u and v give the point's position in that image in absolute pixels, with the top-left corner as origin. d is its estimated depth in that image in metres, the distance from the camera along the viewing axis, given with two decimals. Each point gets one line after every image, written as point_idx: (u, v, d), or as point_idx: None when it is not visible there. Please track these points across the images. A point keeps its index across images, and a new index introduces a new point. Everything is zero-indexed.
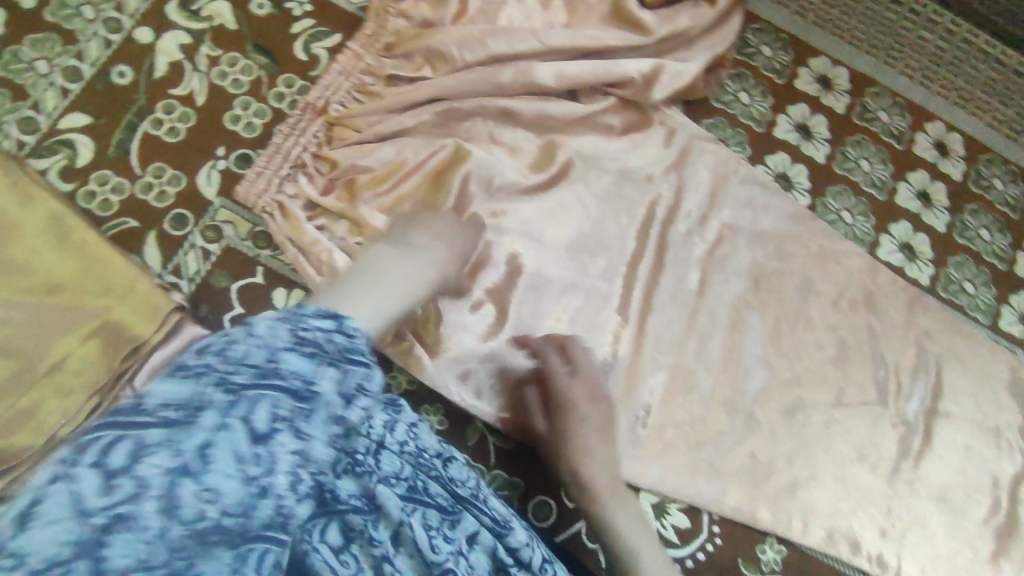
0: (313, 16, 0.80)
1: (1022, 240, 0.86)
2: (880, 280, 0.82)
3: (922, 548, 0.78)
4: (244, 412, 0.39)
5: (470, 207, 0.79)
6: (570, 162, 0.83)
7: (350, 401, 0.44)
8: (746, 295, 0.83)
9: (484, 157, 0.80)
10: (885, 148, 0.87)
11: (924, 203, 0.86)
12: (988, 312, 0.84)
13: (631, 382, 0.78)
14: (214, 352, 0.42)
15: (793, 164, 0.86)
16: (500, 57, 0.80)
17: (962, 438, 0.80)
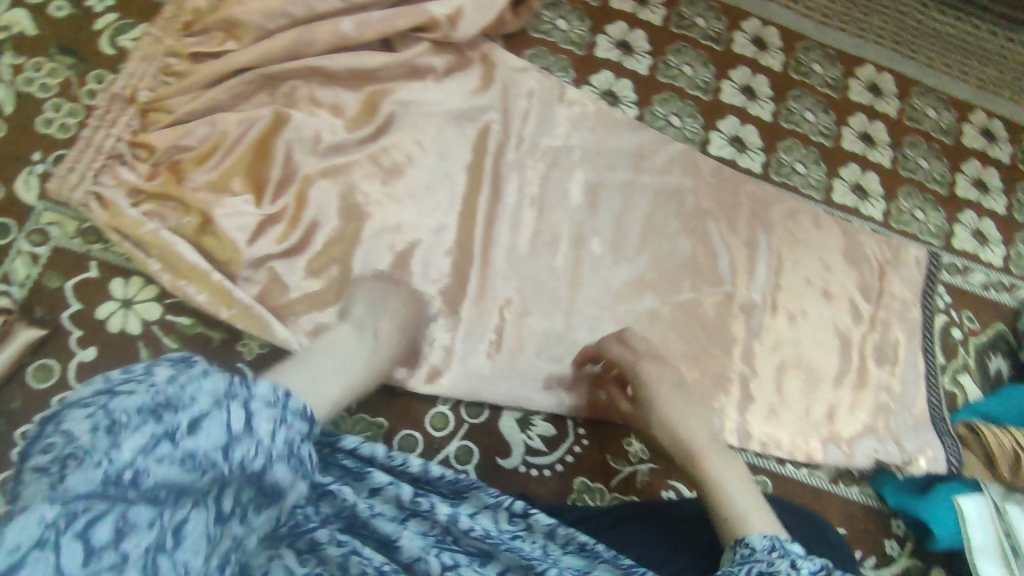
0: (115, 11, 0.82)
1: (842, 117, 0.94)
2: (706, 175, 0.88)
3: (788, 420, 0.81)
4: (217, 496, 0.38)
5: (297, 170, 0.79)
6: (394, 112, 0.83)
7: (263, 474, 0.40)
8: (584, 211, 0.85)
9: (304, 118, 0.80)
10: (705, 52, 0.94)
11: (749, 97, 0.93)
12: (820, 188, 0.90)
13: (481, 312, 0.79)
14: (196, 417, 0.38)
15: (618, 80, 0.90)
16: (305, 18, 0.79)
17: (801, 311, 0.85)
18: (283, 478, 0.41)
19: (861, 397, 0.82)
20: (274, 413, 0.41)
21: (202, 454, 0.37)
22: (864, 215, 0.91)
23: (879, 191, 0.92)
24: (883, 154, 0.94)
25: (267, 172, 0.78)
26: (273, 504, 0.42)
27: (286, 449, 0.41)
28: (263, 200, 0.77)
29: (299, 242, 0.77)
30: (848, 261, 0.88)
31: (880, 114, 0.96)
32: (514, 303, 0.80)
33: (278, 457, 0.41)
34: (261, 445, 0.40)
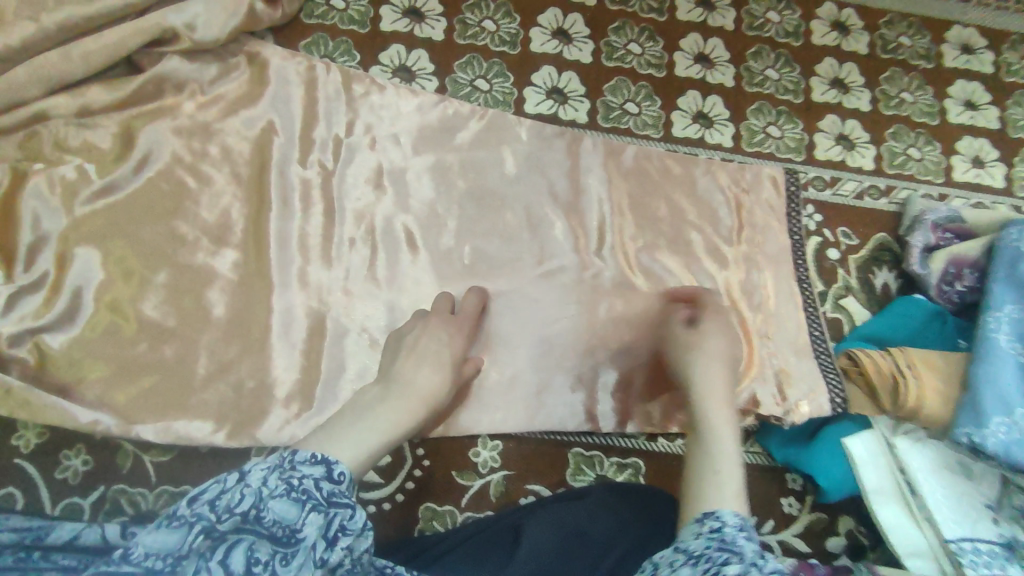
0: None
1: (673, 41, 0.84)
2: (523, 137, 0.78)
3: (657, 390, 0.71)
4: (221, 557, 0.41)
5: (48, 230, 0.69)
6: (154, 144, 0.72)
7: (261, 515, 0.43)
8: (391, 204, 0.75)
9: (46, 170, 0.70)
10: (507, 1, 0.84)
11: (563, 40, 0.83)
12: (656, 125, 0.81)
13: (290, 344, 0.70)
14: (204, 500, 0.42)
15: (411, 52, 0.81)
16: (14, 56, 0.68)
17: (655, 266, 0.75)
18: (285, 514, 0.43)
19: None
20: (274, 466, 0.45)
21: (187, 511, 0.41)
22: (710, 144, 0.81)
23: (724, 115, 0.83)
24: (723, 73, 0.84)
25: (9, 240, 0.68)
26: (296, 551, 0.42)
27: (283, 488, 0.44)
28: (13, 273, 0.67)
29: (63, 312, 0.67)
30: (699, 198, 0.78)
31: (715, 30, 0.86)
32: (327, 325, 0.71)
33: (274, 492, 0.43)
34: (244, 490, 0.43)
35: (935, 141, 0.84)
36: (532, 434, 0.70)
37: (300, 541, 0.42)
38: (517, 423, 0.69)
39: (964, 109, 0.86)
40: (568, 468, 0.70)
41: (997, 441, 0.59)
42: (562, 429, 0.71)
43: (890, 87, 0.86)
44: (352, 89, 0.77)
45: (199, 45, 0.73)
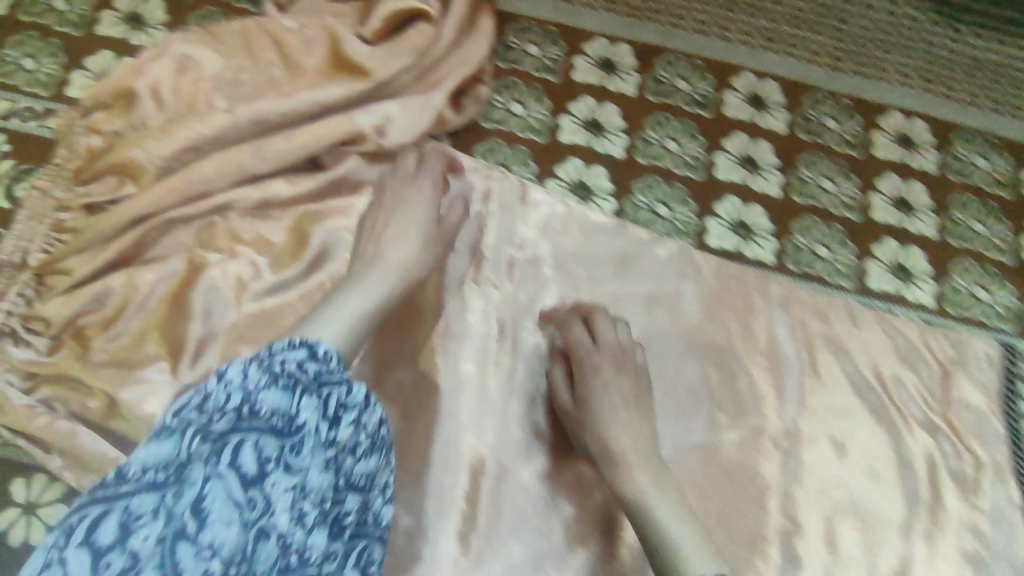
0: (12, 155, 0.73)
1: (870, 181, 0.78)
2: (706, 275, 0.72)
3: None
4: (230, 459, 0.39)
5: (216, 326, 0.66)
6: (327, 245, 0.69)
7: (254, 408, 0.42)
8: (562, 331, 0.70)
9: (220, 262, 0.67)
10: (692, 120, 0.79)
11: (751, 169, 0.77)
12: (850, 274, 0.75)
13: (447, 479, 0.65)
14: (192, 408, 0.42)
15: (589, 168, 0.76)
16: (204, 147, 0.68)
17: (847, 436, 0.68)
18: (279, 403, 0.43)
19: (933, 544, 0.65)
20: (255, 359, 0.45)
21: (177, 422, 0.41)
22: (908, 301, 0.75)
23: (926, 271, 0.76)
24: (925, 222, 0.77)
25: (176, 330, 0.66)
26: (304, 438, 0.43)
27: (269, 377, 0.44)
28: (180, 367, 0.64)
29: None
30: (898, 362, 0.71)
31: (916, 172, 0.78)
32: (487, 462, 0.66)
33: (261, 385, 0.43)
34: (228, 388, 0.43)
35: None
36: None
37: (302, 426, 0.44)
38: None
39: None
40: None
41: None
42: None
43: None
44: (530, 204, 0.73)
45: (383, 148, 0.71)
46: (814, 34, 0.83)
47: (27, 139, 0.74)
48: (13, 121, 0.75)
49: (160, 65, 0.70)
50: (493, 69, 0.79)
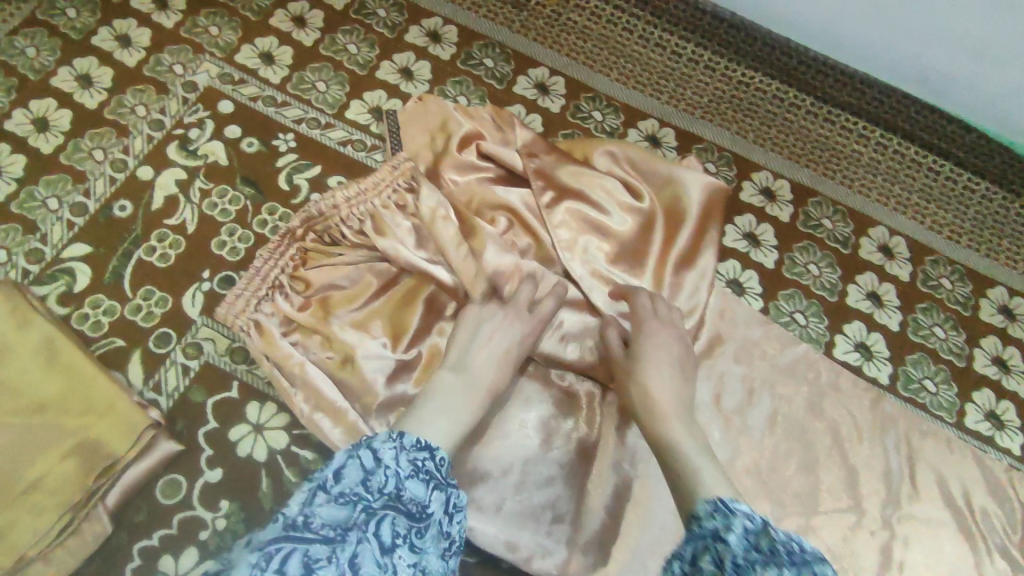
0: (295, 151, 0.91)
1: (975, 336, 0.92)
2: (833, 380, 0.86)
3: None
4: (378, 529, 0.49)
5: (435, 324, 0.81)
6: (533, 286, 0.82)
7: (401, 493, 0.52)
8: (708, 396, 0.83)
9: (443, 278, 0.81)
10: (832, 253, 0.95)
11: (876, 303, 0.93)
12: (951, 411, 0.87)
13: (595, 492, 0.78)
14: (355, 478, 0.51)
15: (744, 270, 0.93)
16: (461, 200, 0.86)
17: (933, 543, 0.79)
18: (417, 492, 0.53)
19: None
20: (398, 446, 0.56)
21: (339, 492, 0.50)
22: (999, 445, 0.86)
23: (1016, 421, 0.88)
24: (1020, 381, 0.90)
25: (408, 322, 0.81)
26: (427, 525, 0.53)
27: (411, 467, 0.55)
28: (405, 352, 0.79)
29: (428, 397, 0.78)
30: (988, 494, 0.82)
31: (1015, 339, 0.93)
32: (631, 487, 0.78)
33: (407, 474, 0.54)
34: (386, 470, 0.53)
35: None
36: None
37: (431, 516, 0.54)
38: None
39: None
40: None
41: None
42: None
43: None
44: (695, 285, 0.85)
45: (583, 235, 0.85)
46: (939, 210, 1.00)
47: (311, 142, 0.92)
48: (302, 126, 0.93)
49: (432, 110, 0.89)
50: None
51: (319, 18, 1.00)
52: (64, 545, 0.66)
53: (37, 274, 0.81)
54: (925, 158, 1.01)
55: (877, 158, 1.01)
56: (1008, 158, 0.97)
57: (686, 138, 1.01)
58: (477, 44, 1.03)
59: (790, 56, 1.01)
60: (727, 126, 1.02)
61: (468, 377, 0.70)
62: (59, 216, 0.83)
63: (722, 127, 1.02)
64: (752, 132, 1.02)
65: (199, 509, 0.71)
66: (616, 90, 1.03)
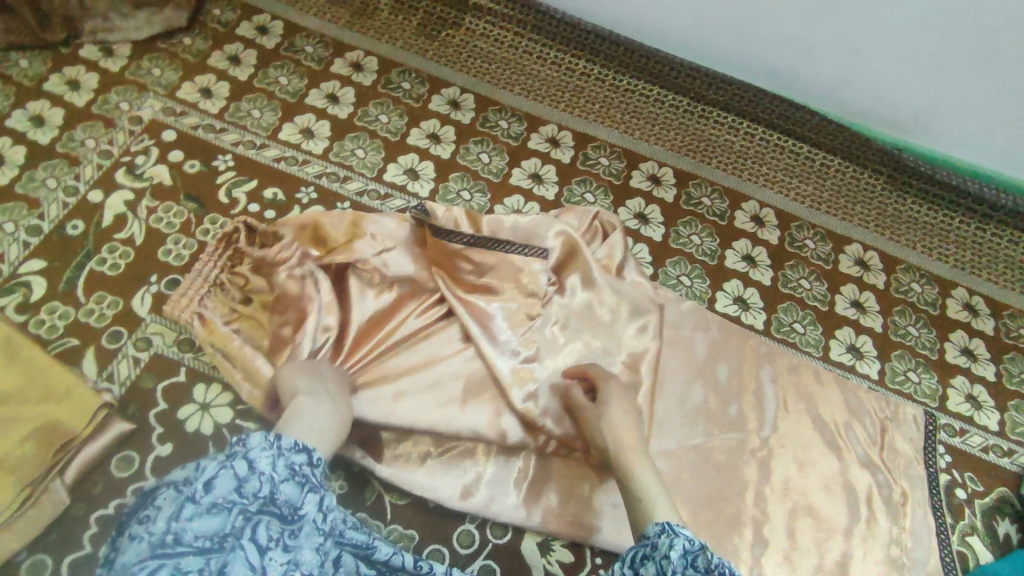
0: (233, 169, 1.03)
1: (835, 285, 1.08)
2: (720, 325, 0.98)
3: (807, 559, 0.84)
4: (249, 535, 0.50)
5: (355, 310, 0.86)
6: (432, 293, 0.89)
7: (275, 496, 0.51)
8: (600, 351, 0.89)
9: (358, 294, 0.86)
10: (711, 225, 1.11)
11: (750, 264, 1.08)
12: (817, 346, 1.02)
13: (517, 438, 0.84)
14: (231, 485, 0.50)
15: (636, 244, 1.07)
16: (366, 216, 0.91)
17: (811, 455, 0.90)
18: (292, 495, 0.52)
19: (869, 551, 0.85)
20: (271, 449, 0.53)
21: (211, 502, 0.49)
22: (860, 372, 1.00)
23: (873, 352, 1.02)
24: (873, 319, 1.05)
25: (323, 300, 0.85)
26: (301, 526, 0.52)
27: (288, 471, 0.53)
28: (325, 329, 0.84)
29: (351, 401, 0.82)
30: (855, 412, 0.94)
31: (869, 285, 1.09)
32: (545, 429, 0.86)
33: (281, 478, 0.52)
34: (261, 476, 0.51)
35: None
36: None
37: (305, 516, 0.53)
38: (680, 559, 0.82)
39: None
40: None
41: None
42: None
43: (1013, 367, 1.04)
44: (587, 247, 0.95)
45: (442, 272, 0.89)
46: (802, 183, 1.17)
47: (248, 161, 1.04)
48: (239, 147, 1.05)
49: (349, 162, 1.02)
50: (575, 170, 1.13)
51: (252, 56, 1.15)
52: (23, 516, 0.71)
53: None
54: (786, 142, 1.18)
55: (746, 144, 1.19)
56: (850, 135, 1.15)
57: (583, 139, 1.17)
58: (394, 71, 1.18)
59: (665, 64, 1.18)
60: (617, 126, 1.19)
61: (329, 399, 0.69)
62: (15, 237, 0.92)
63: (613, 127, 1.19)
64: (639, 130, 1.19)
65: (153, 478, 0.78)
66: (519, 102, 1.19)
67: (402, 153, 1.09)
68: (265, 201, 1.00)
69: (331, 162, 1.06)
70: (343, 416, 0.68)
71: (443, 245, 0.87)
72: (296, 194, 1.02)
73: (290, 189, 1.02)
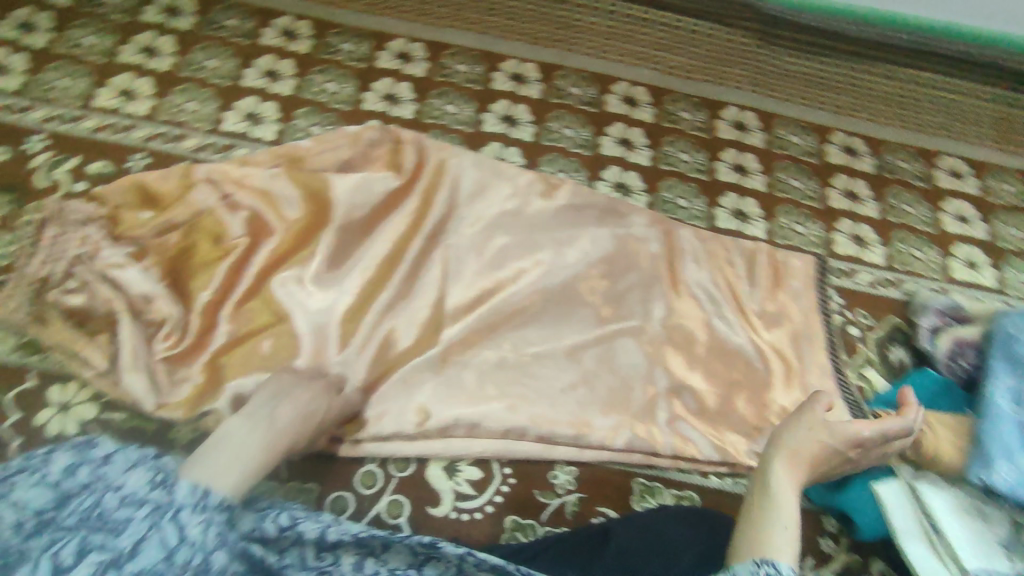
0: (49, 148, 0.92)
1: (715, 153, 1.05)
2: (606, 205, 0.96)
3: (714, 422, 0.82)
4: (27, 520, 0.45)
5: (209, 275, 0.82)
6: (286, 250, 0.86)
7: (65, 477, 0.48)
8: (469, 275, 0.89)
9: (210, 254, 0.84)
10: (583, 115, 1.06)
11: (627, 147, 1.04)
12: (703, 217, 0.99)
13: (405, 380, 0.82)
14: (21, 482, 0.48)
15: (506, 148, 1.01)
16: (196, 176, 0.87)
17: (714, 322, 0.88)
18: (80, 472, 0.48)
19: (784, 415, 0.83)
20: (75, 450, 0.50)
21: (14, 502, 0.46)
22: (747, 234, 0.98)
23: (757, 212, 1.01)
24: (756, 180, 1.04)
25: (161, 277, 0.81)
26: (94, 494, 0.47)
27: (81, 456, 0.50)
28: (167, 300, 0.80)
29: (217, 379, 0.78)
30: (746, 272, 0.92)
31: (748, 147, 1.07)
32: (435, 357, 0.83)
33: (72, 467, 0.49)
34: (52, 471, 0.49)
35: (933, 245, 1.01)
36: (605, 463, 0.79)
37: (106, 483, 0.48)
38: (586, 448, 0.80)
39: (957, 221, 1.04)
40: (632, 493, 0.78)
41: (1005, 483, 0.69)
42: (632, 463, 0.80)
43: (893, 200, 1.05)
44: (435, 182, 0.93)
45: (313, 232, 0.88)
46: (671, 55, 1.13)
47: (64, 137, 0.94)
48: (52, 123, 0.94)
49: (183, 129, 0.97)
50: (432, 82, 1.05)
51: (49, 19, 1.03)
52: None
53: None
54: (649, 16, 1.16)
55: (611, 24, 1.15)
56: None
57: (435, 49, 1.09)
58: (216, 8, 1.08)
59: None
60: (470, 29, 1.11)
61: (266, 424, 0.61)
62: None
63: (466, 30, 1.11)
64: (494, 29, 1.12)
65: None
66: (361, 20, 1.10)
67: (238, 98, 1.00)
68: (91, 176, 0.91)
69: (160, 122, 0.97)
70: (277, 444, 0.60)
71: (319, 214, 0.88)
72: (125, 163, 0.93)
73: (117, 159, 0.93)
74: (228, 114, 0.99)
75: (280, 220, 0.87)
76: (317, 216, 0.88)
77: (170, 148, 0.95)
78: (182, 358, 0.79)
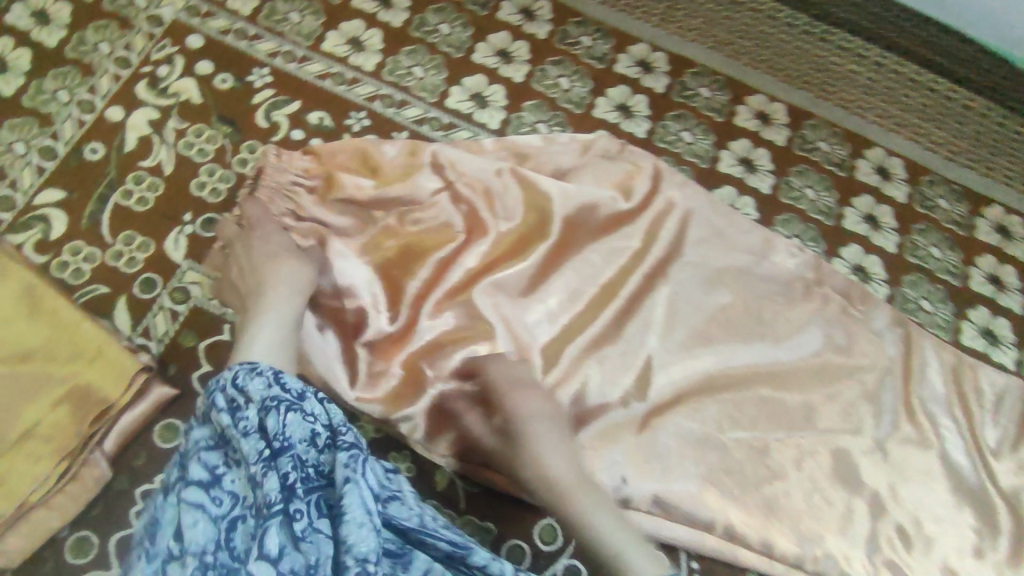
0: (271, 87, 0.86)
1: (971, 255, 0.92)
2: (844, 292, 0.85)
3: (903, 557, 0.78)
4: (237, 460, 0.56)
5: (417, 273, 0.78)
6: (498, 261, 0.79)
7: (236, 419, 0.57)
8: (681, 332, 0.82)
9: (421, 250, 0.78)
10: (829, 177, 0.94)
11: (872, 225, 0.92)
12: (945, 328, 0.88)
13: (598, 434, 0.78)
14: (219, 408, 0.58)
15: (739, 196, 0.91)
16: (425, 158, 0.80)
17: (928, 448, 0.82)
18: (249, 418, 0.57)
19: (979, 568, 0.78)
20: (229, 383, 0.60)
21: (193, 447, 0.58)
22: (992, 360, 0.88)
23: (1009, 337, 0.89)
24: (1011, 298, 0.91)
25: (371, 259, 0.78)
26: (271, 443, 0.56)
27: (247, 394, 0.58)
28: (370, 290, 0.77)
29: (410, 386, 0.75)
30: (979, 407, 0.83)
31: (1009, 258, 0.92)
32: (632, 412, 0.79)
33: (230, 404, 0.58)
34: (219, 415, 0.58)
35: None
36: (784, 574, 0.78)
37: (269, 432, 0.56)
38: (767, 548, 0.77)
39: None
40: None
41: None
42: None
43: None
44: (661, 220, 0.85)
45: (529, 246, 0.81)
46: (937, 130, 0.98)
47: (288, 75, 0.87)
48: (277, 59, 0.88)
49: (406, 95, 0.89)
50: (670, 102, 0.94)
51: None
52: (64, 490, 0.66)
53: (11, 222, 0.77)
54: (920, 76, 1.00)
55: (876, 77, 0.99)
56: (989, 67, 1.00)
57: (679, 62, 0.96)
58: None
59: None
60: (719, 49, 0.98)
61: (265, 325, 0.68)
62: (27, 161, 0.79)
63: (715, 49, 0.98)
64: (746, 55, 0.98)
65: None
66: (604, 12, 0.97)
67: (466, 73, 0.91)
68: (310, 126, 0.85)
69: (384, 81, 0.89)
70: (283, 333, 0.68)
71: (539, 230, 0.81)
72: (345, 119, 0.87)
73: (337, 114, 0.87)
74: (454, 88, 0.90)
75: (503, 224, 0.80)
76: (537, 232, 0.81)
77: (391, 113, 0.88)
78: (381, 348, 0.76)
